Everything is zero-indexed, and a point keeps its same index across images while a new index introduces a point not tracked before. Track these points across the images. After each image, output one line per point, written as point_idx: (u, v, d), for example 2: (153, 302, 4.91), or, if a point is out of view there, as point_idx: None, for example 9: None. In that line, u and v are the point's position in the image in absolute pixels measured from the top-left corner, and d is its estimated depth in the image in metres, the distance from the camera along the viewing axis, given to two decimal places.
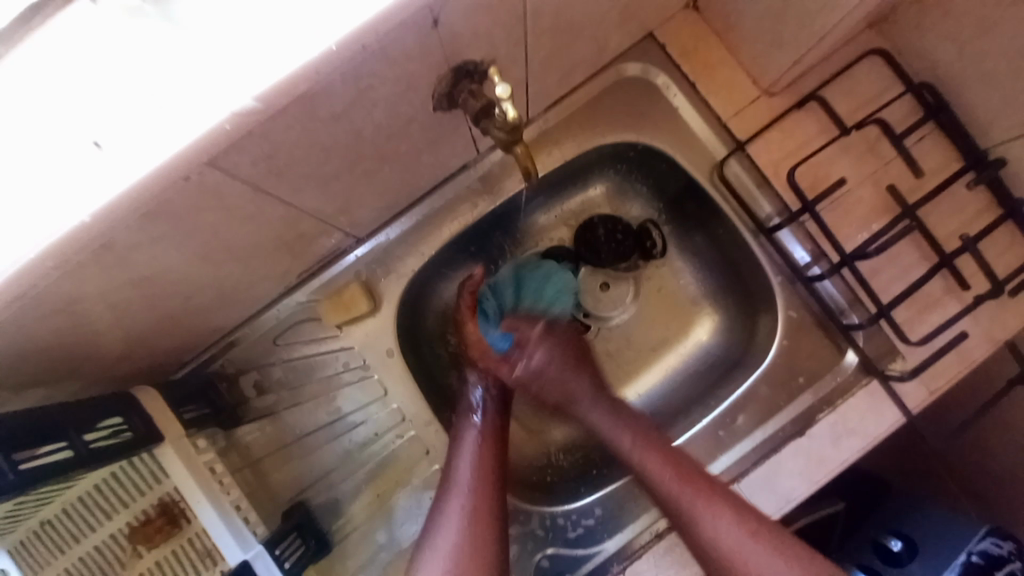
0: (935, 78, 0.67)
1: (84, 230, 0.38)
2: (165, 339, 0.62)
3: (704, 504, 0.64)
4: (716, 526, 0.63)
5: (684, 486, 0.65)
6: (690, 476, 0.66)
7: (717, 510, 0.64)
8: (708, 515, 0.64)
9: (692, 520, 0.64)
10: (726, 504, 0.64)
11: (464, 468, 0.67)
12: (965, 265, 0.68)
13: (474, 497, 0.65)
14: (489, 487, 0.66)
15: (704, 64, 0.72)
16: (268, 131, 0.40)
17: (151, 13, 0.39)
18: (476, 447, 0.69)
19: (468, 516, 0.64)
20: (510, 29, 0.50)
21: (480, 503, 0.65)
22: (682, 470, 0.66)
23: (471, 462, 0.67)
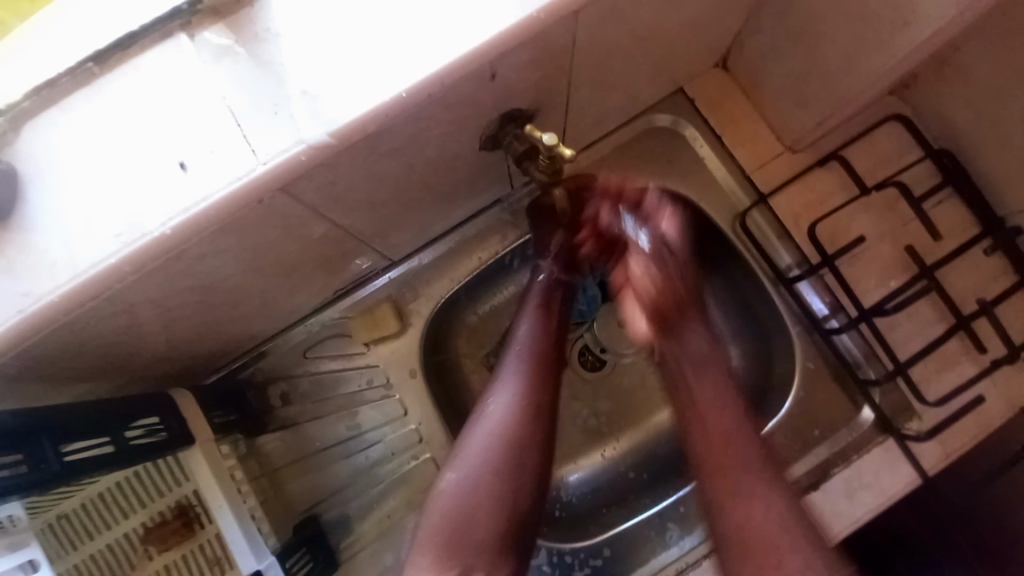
0: (954, 146, 0.70)
1: (164, 240, 0.42)
2: (204, 344, 0.65)
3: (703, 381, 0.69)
4: (711, 397, 0.67)
5: (708, 395, 0.67)
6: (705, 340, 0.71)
7: (722, 386, 0.69)
8: (709, 387, 0.68)
9: (679, 376, 0.70)
10: (746, 413, 0.67)
11: (513, 376, 0.66)
12: (983, 328, 0.69)
13: (523, 399, 0.64)
14: (535, 399, 0.64)
15: (730, 120, 0.76)
16: (334, 162, 0.44)
17: (236, 49, 0.43)
18: (529, 356, 0.67)
19: (525, 390, 0.65)
20: (556, 81, 0.54)
21: (528, 414, 0.63)
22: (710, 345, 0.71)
23: (519, 370, 0.66)
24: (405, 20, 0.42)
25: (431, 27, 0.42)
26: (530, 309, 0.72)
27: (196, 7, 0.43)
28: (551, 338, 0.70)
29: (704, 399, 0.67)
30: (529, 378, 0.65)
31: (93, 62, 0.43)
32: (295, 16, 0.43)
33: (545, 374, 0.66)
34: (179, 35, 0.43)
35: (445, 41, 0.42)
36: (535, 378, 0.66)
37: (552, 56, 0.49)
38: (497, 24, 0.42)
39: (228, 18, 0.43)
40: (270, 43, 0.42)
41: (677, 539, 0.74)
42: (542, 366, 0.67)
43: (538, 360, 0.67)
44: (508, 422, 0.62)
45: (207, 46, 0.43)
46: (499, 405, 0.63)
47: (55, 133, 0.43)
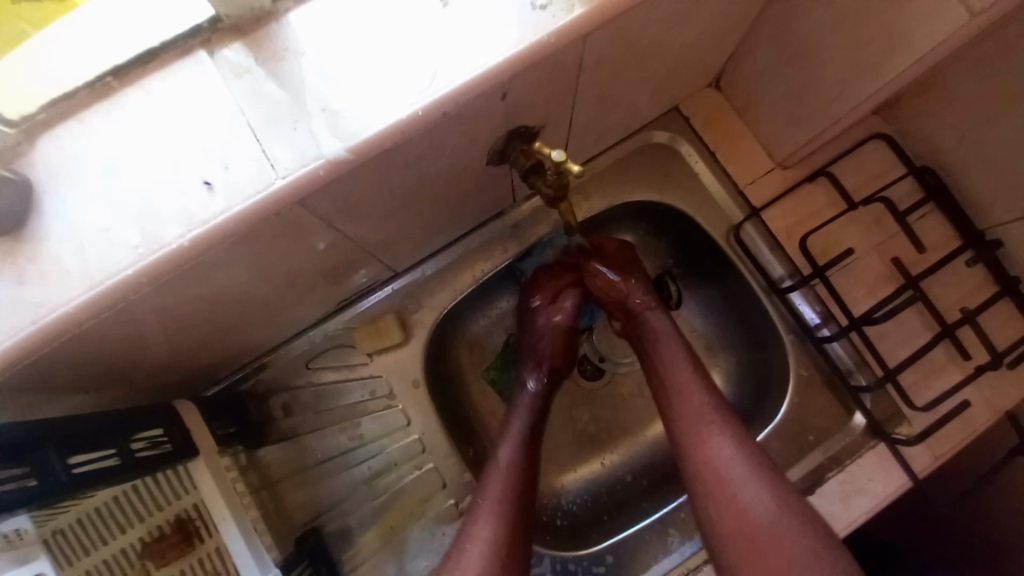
0: (935, 163, 0.74)
1: (181, 251, 0.42)
2: (209, 354, 0.64)
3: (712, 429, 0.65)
4: (740, 482, 0.62)
5: (738, 476, 0.62)
6: (726, 427, 0.65)
7: (742, 462, 0.63)
8: (731, 467, 0.63)
9: (716, 463, 0.63)
10: (768, 488, 0.61)
11: (488, 520, 0.64)
12: (966, 336, 0.72)
13: (498, 533, 0.63)
14: (510, 541, 0.63)
15: (724, 136, 0.79)
16: (350, 176, 0.46)
17: (256, 66, 0.44)
18: (507, 486, 0.66)
19: (500, 526, 0.63)
20: (562, 99, 0.56)
21: (504, 555, 0.62)
22: (720, 423, 0.66)
23: (494, 518, 0.64)
24: (422, 42, 0.44)
25: (446, 48, 0.44)
26: (512, 432, 0.72)
27: (217, 25, 0.44)
28: (530, 469, 0.69)
29: (732, 474, 0.62)
30: (496, 541, 0.62)
31: (113, 75, 0.44)
32: (315, 36, 0.44)
33: (517, 518, 0.64)
34: (199, 52, 0.45)
35: (460, 62, 0.44)
36: (508, 515, 0.64)
37: (559, 76, 0.51)
38: (510, 46, 0.44)
39: (248, 35, 0.44)
40: (290, 61, 0.44)
41: (679, 545, 0.74)
42: (515, 502, 0.66)
43: (515, 490, 0.66)
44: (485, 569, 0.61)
45: (227, 62, 0.44)
46: (474, 551, 0.62)
47: (73, 145, 0.44)
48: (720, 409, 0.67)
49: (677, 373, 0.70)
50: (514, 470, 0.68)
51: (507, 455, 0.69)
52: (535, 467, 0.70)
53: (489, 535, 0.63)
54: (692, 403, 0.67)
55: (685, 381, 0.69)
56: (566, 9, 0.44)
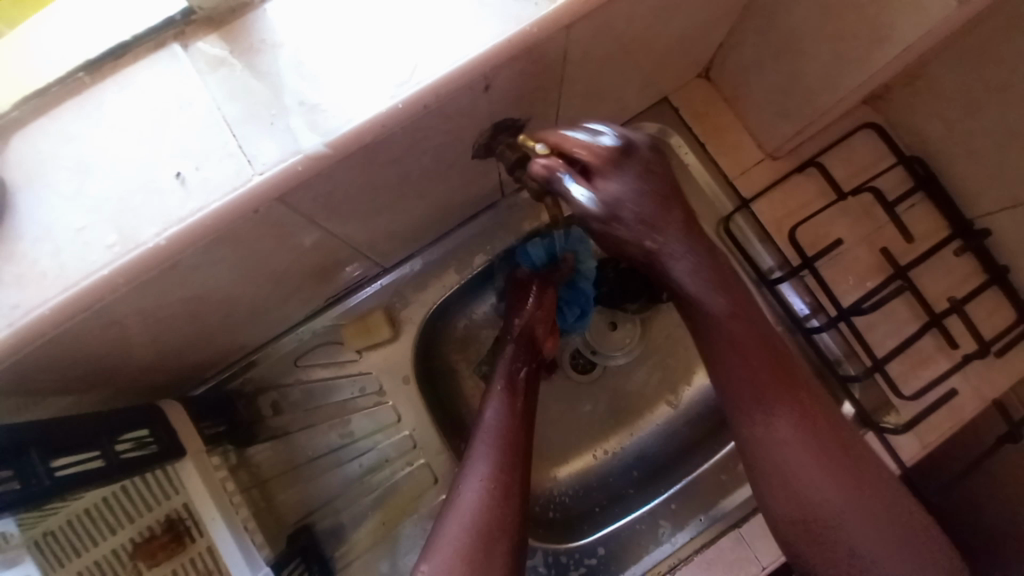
0: (923, 153, 0.74)
1: (158, 251, 0.41)
2: (194, 354, 0.64)
3: (781, 415, 0.51)
4: (822, 502, 0.50)
5: (817, 478, 0.50)
6: (793, 409, 0.52)
7: (823, 465, 0.50)
8: (797, 463, 0.51)
9: (784, 466, 0.51)
10: (847, 484, 0.50)
11: (483, 460, 0.60)
12: (954, 325, 0.73)
13: (500, 465, 0.60)
14: (506, 494, 0.58)
15: (713, 128, 0.79)
16: (331, 172, 0.45)
17: (232, 60, 0.43)
18: (496, 442, 0.63)
19: (495, 474, 0.59)
20: (548, 92, 0.55)
21: (510, 462, 0.60)
22: (793, 408, 0.51)
23: (486, 462, 0.60)
24: (401, 34, 0.43)
25: (427, 40, 0.43)
26: (497, 393, 0.69)
27: (190, 17, 0.43)
28: (519, 421, 0.66)
29: (839, 514, 0.50)
30: (493, 466, 0.60)
31: (84, 71, 0.43)
32: (290, 28, 0.43)
33: (514, 469, 0.60)
34: (173, 46, 0.43)
35: (441, 54, 0.43)
36: (506, 466, 0.60)
37: (544, 68, 0.50)
38: (491, 37, 0.43)
39: (223, 27, 0.43)
40: (266, 54, 0.43)
41: (669, 535, 0.74)
42: (511, 452, 0.62)
43: (509, 441, 0.63)
44: (482, 513, 0.56)
45: (200, 55, 0.43)
46: (466, 497, 0.58)
47: (43, 142, 0.43)
48: (794, 391, 0.52)
49: None
50: (502, 423, 0.65)
51: (494, 409, 0.67)
52: (526, 419, 0.67)
53: (480, 475, 0.59)
54: (738, 370, 0.52)
55: (745, 317, 0.51)
56: None
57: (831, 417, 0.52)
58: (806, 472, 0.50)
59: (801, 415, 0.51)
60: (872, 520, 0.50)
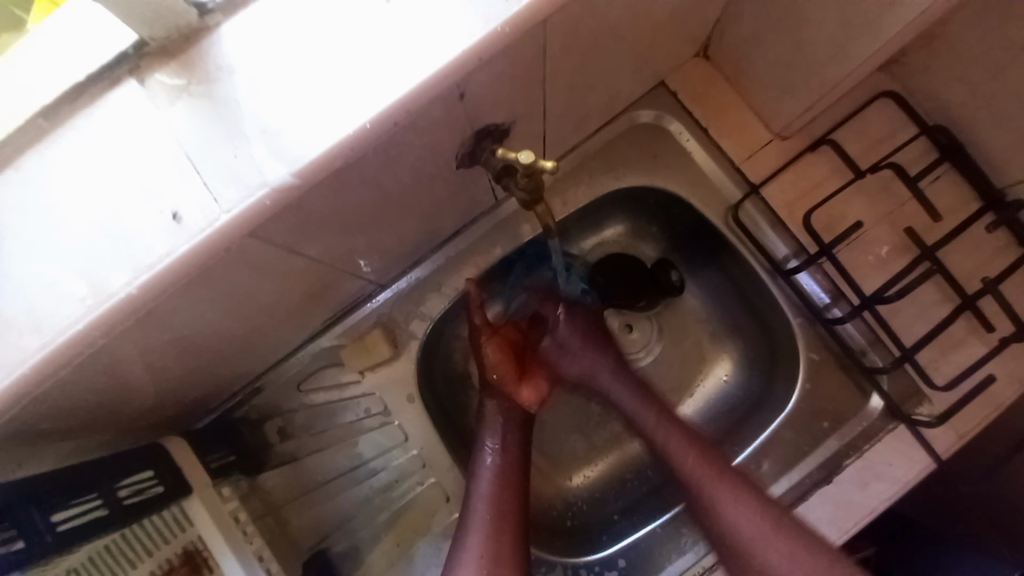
0: (947, 120, 0.68)
1: (129, 300, 0.40)
2: (194, 388, 0.63)
3: (654, 420, 0.73)
4: (695, 475, 0.68)
5: (708, 484, 0.67)
6: (737, 492, 0.66)
7: (769, 536, 0.63)
8: (752, 541, 0.64)
9: (734, 537, 0.65)
10: (752, 512, 0.65)
11: (478, 539, 0.66)
12: (988, 306, 0.68)
13: (493, 542, 0.65)
14: (503, 572, 0.64)
15: (715, 111, 0.74)
16: (302, 201, 0.42)
17: (191, 89, 0.40)
18: (488, 513, 0.67)
19: (488, 544, 0.65)
20: (530, 93, 0.52)
21: (507, 534, 0.66)
22: (729, 484, 0.67)
23: (487, 500, 0.68)
24: (364, 47, 0.40)
25: (390, 51, 0.40)
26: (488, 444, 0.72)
27: (144, 49, 0.41)
28: (515, 472, 0.70)
29: (706, 489, 0.67)
30: (494, 502, 0.67)
31: (43, 117, 0.41)
32: (247, 50, 0.40)
33: (510, 519, 0.67)
34: (130, 81, 0.41)
35: (409, 63, 0.40)
36: (496, 540, 0.66)
37: (523, 68, 0.47)
38: (461, 41, 0.40)
39: (179, 56, 0.41)
40: (225, 81, 0.40)
41: (692, 545, 0.72)
42: (507, 499, 0.68)
43: (504, 483, 0.69)
44: None
45: (160, 88, 0.41)
46: (470, 572, 0.64)
47: (8, 194, 0.41)
48: (660, 408, 0.74)
49: (624, 395, 0.76)
50: (504, 478, 0.69)
51: (488, 460, 0.70)
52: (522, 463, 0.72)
53: (485, 511, 0.67)
54: (618, 389, 0.77)
55: (643, 410, 0.74)
56: None
57: (746, 486, 0.66)
58: (663, 435, 0.72)
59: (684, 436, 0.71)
60: (790, 552, 0.63)
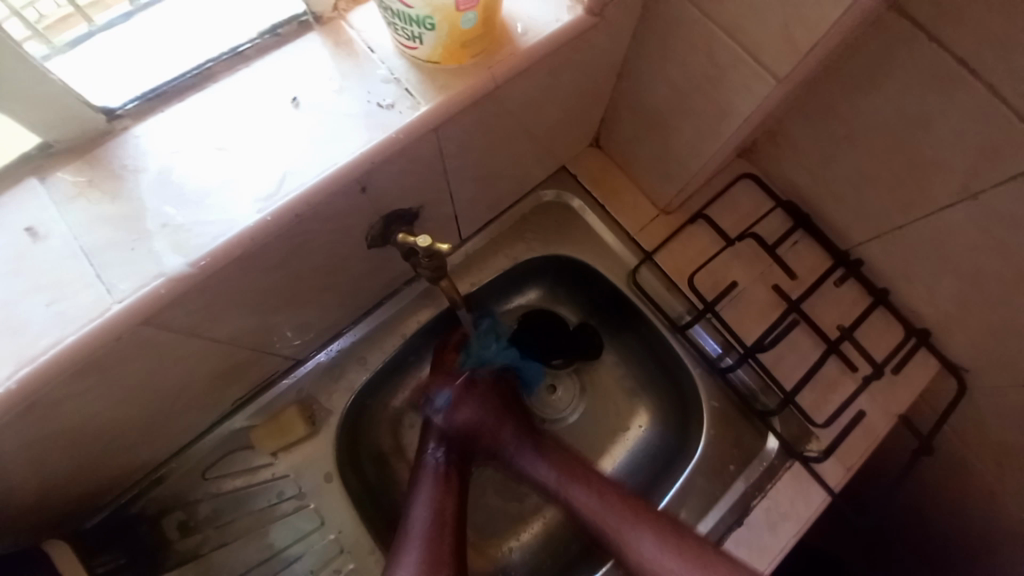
0: (795, 196, 0.83)
1: (5, 396, 0.38)
2: (83, 484, 0.58)
3: (583, 489, 0.74)
4: (633, 540, 0.69)
5: (662, 564, 0.67)
6: (639, 521, 0.70)
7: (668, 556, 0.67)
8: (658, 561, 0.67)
9: (645, 565, 0.68)
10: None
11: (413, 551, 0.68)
12: (849, 350, 0.79)
13: (428, 548, 0.68)
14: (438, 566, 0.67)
15: (610, 190, 0.85)
16: (205, 286, 0.44)
17: (93, 187, 0.42)
18: (426, 536, 0.69)
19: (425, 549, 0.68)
20: (436, 182, 0.59)
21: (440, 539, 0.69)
22: (632, 516, 0.71)
23: (425, 512, 0.71)
24: (270, 147, 0.44)
25: (295, 153, 0.44)
26: (424, 485, 0.74)
27: (47, 150, 0.42)
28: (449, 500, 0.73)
29: (653, 566, 0.67)
30: (432, 517, 0.71)
31: None
32: (156, 151, 0.44)
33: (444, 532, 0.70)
34: (32, 179, 0.42)
35: (313, 162, 0.44)
36: (435, 549, 0.68)
37: (425, 163, 0.53)
38: (360, 144, 0.45)
39: (86, 156, 0.43)
40: (130, 179, 0.43)
41: None
42: (444, 511, 0.72)
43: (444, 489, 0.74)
44: None
45: (61, 186, 0.42)
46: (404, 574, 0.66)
47: None
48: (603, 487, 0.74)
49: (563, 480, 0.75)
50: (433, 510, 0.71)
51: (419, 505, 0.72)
52: (457, 494, 0.74)
53: (423, 521, 0.71)
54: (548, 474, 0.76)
55: (573, 483, 0.75)
56: (413, 106, 0.47)
57: (648, 514, 0.71)
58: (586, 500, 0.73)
59: (652, 528, 0.70)
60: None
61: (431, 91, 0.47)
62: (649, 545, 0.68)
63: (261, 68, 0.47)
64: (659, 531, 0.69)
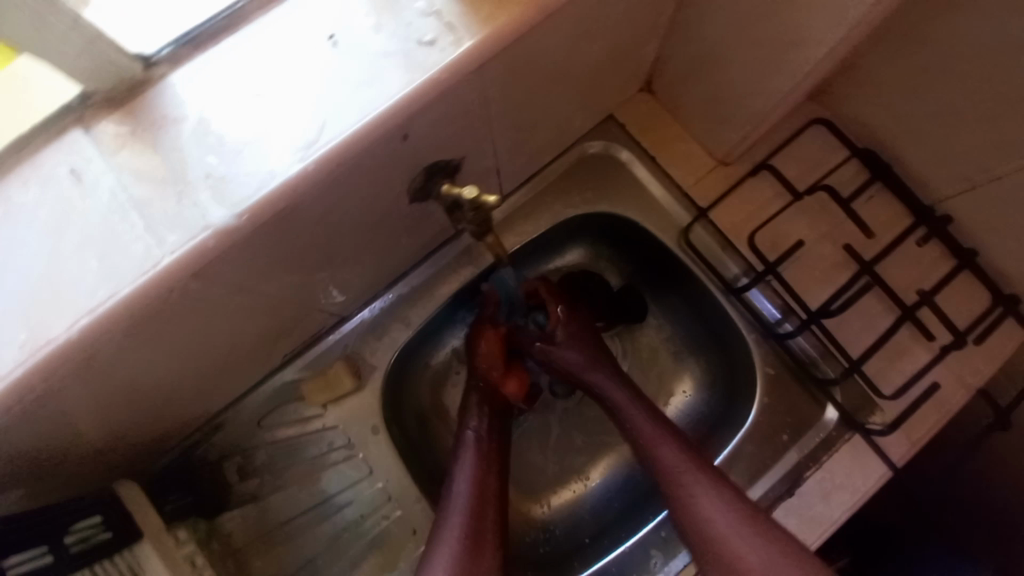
0: (875, 144, 0.73)
1: (70, 346, 0.39)
2: (148, 430, 0.62)
3: (661, 439, 0.68)
4: (702, 497, 0.63)
5: (726, 525, 0.61)
6: (706, 478, 0.64)
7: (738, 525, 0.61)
8: (722, 518, 0.62)
9: (708, 525, 0.62)
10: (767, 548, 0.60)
11: (453, 531, 0.63)
12: (926, 317, 0.72)
13: (470, 525, 0.63)
14: (477, 546, 0.62)
15: (662, 141, 0.78)
16: (249, 240, 0.43)
17: (135, 137, 0.41)
18: (466, 515, 0.64)
19: (466, 527, 0.63)
20: (478, 131, 0.55)
21: (480, 517, 0.64)
22: (700, 470, 0.65)
23: (467, 487, 0.66)
24: (306, 92, 0.42)
25: (332, 97, 0.42)
26: (467, 461, 0.69)
27: (88, 100, 0.42)
28: (489, 481, 0.67)
29: (722, 530, 0.61)
30: (475, 490, 0.66)
31: None
32: (194, 99, 0.42)
33: (486, 508, 0.65)
34: (76, 130, 0.42)
35: (351, 107, 0.42)
36: (477, 526, 0.64)
37: (467, 108, 0.49)
38: (400, 86, 0.42)
39: (124, 106, 0.42)
40: (170, 129, 0.41)
41: (663, 565, 0.72)
42: (487, 485, 0.67)
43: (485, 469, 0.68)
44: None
45: (103, 137, 0.42)
46: (442, 552, 0.61)
47: None
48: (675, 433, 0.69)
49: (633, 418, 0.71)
50: (476, 485, 0.66)
51: (461, 481, 0.67)
52: (497, 471, 0.69)
53: (466, 497, 0.66)
54: (638, 423, 0.70)
55: (658, 438, 0.68)
56: (454, 42, 0.43)
57: (723, 479, 0.65)
58: (659, 446, 0.68)
59: (721, 488, 0.64)
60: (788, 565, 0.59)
61: (472, 25, 0.43)
62: (715, 505, 0.62)
63: (292, 6, 0.44)
64: (727, 492, 0.63)
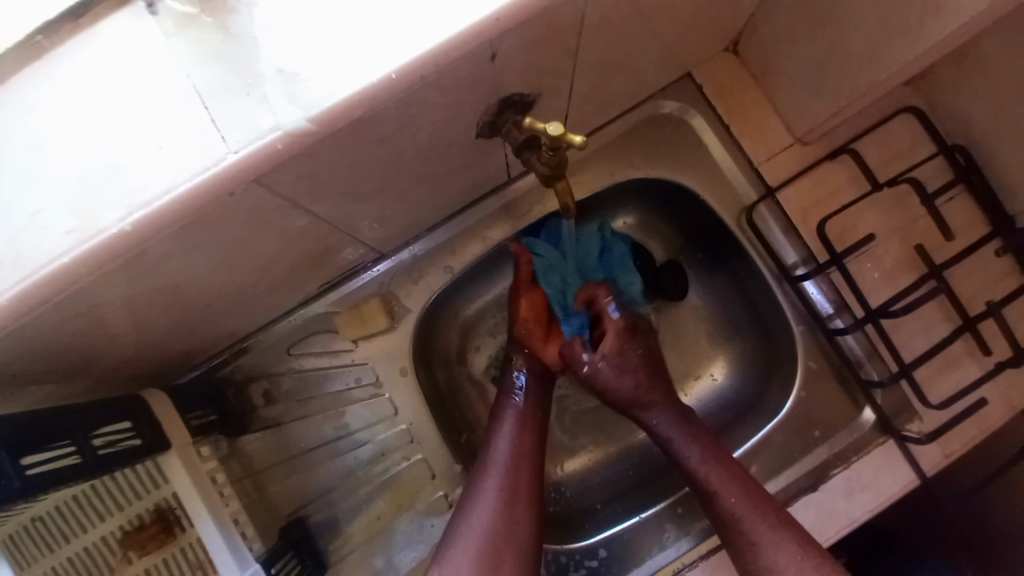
0: (968, 141, 0.68)
1: (120, 238, 0.37)
2: (178, 343, 0.60)
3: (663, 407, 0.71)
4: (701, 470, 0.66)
5: (725, 495, 0.63)
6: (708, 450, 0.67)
7: (729, 485, 0.64)
8: (721, 494, 0.63)
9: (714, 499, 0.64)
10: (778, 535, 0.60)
11: (491, 487, 0.63)
12: (986, 331, 0.68)
13: (512, 481, 0.63)
14: (514, 510, 0.62)
15: (740, 109, 0.72)
16: (314, 151, 0.40)
17: (203, 19, 0.37)
18: (508, 471, 0.64)
19: (506, 484, 0.63)
20: (559, 66, 0.50)
21: (520, 474, 0.64)
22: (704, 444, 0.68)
23: (508, 440, 0.67)
24: None
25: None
26: (507, 420, 0.69)
27: None
28: (528, 443, 0.67)
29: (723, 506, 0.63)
30: (516, 445, 0.66)
31: (43, 34, 0.38)
32: None
33: (527, 465, 0.65)
34: (136, 4, 0.38)
35: (440, 13, 0.37)
36: (515, 483, 0.63)
37: (557, 34, 0.44)
38: None
39: None
40: (241, 13, 0.37)
41: (674, 540, 0.72)
42: (528, 439, 0.68)
43: (518, 473, 0.64)
44: (492, 537, 0.59)
45: (169, 14, 0.38)
46: (482, 511, 0.61)
47: None
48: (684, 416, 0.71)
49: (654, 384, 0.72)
50: (515, 447, 0.66)
51: (503, 439, 0.67)
52: (537, 433, 0.69)
53: (504, 454, 0.65)
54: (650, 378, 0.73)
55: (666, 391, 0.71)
56: None
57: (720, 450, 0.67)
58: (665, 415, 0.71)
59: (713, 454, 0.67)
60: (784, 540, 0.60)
61: None
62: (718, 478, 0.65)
63: None
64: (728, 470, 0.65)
